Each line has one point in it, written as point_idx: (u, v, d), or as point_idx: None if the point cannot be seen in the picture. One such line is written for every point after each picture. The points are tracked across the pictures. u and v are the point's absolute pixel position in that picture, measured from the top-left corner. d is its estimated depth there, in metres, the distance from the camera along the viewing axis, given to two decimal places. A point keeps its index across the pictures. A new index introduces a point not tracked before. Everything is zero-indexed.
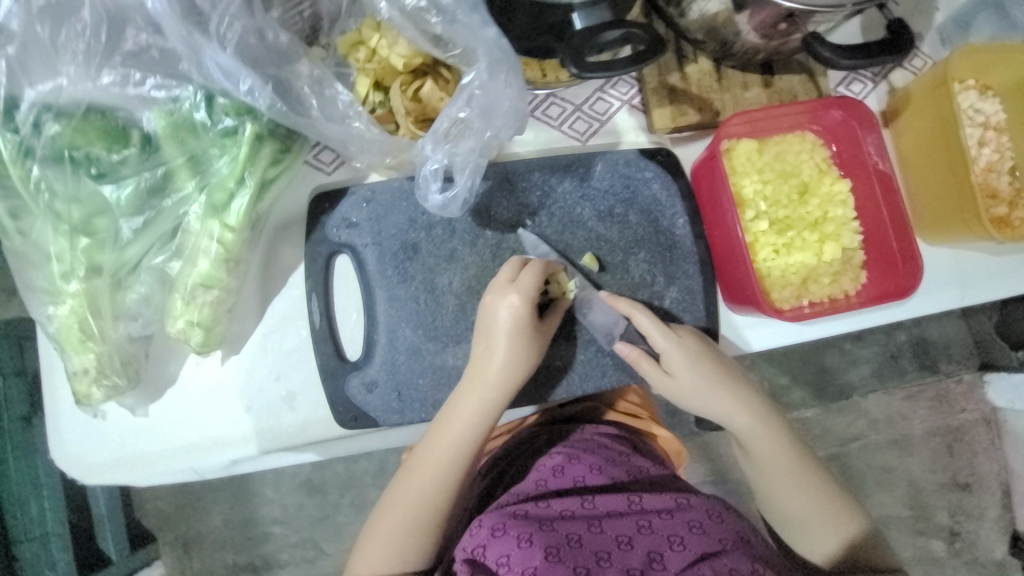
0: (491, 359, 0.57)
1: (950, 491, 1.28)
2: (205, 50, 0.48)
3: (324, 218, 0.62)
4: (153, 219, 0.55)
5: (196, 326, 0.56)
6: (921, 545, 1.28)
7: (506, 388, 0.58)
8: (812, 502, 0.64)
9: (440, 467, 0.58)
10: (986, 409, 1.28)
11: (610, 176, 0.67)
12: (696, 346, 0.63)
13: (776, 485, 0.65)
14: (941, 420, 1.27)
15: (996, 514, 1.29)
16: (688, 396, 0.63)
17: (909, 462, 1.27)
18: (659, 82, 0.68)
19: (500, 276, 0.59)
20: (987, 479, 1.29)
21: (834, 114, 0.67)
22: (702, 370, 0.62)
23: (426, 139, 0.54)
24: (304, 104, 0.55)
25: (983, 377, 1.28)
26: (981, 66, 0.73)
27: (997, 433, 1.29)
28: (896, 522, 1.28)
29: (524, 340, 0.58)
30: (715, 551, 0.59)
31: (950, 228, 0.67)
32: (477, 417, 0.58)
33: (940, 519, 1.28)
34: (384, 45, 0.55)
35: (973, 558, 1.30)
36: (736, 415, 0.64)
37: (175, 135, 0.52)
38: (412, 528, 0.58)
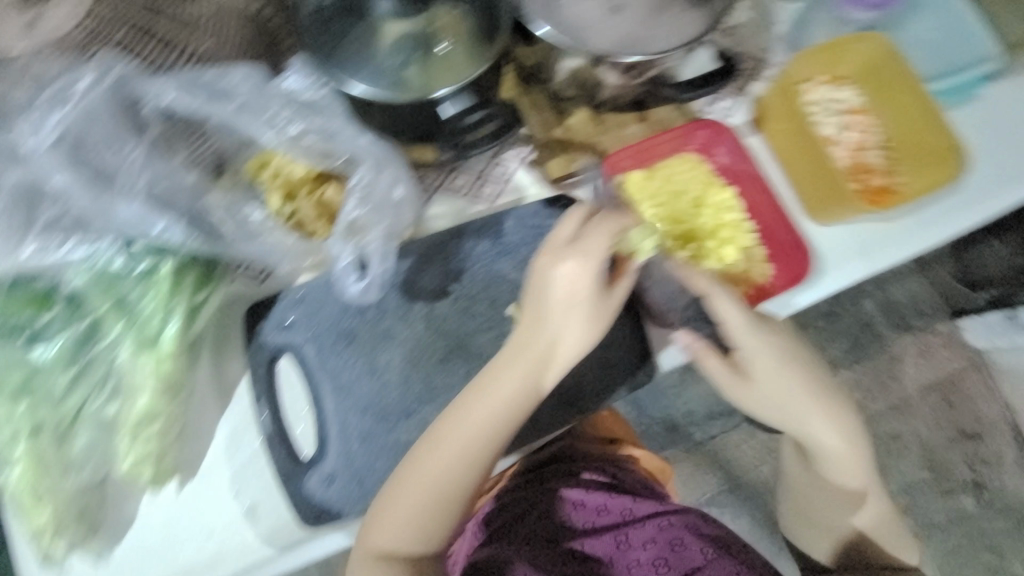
0: (560, 333, 0.57)
1: (961, 444, 1.29)
2: (115, 207, 0.54)
3: (260, 327, 0.65)
4: (85, 369, 0.57)
5: (145, 461, 0.58)
6: (949, 505, 1.28)
7: (533, 367, 0.57)
8: (843, 501, 0.72)
9: (464, 450, 0.57)
10: (970, 355, 1.30)
11: (520, 230, 0.72)
12: (787, 345, 0.66)
13: (812, 480, 0.74)
14: (932, 374, 1.30)
15: (1016, 456, 1.28)
16: (767, 394, 0.66)
17: (913, 423, 1.29)
18: (546, 137, 0.75)
19: (559, 234, 0.57)
20: (996, 423, 1.28)
21: (704, 132, 0.74)
22: (798, 370, 0.66)
23: (334, 242, 0.62)
24: (219, 231, 0.60)
25: (955, 323, 1.30)
26: (827, 61, 0.81)
27: (989, 376, 1.29)
28: (922, 486, 1.29)
29: (591, 313, 0.57)
30: (700, 565, 0.68)
31: (834, 209, 0.74)
32: (505, 399, 0.57)
33: (962, 474, 1.28)
34: (285, 164, 0.62)
35: (1008, 506, 1.28)
36: (801, 421, 0.67)
37: (102, 286, 0.57)
38: (424, 513, 0.57)
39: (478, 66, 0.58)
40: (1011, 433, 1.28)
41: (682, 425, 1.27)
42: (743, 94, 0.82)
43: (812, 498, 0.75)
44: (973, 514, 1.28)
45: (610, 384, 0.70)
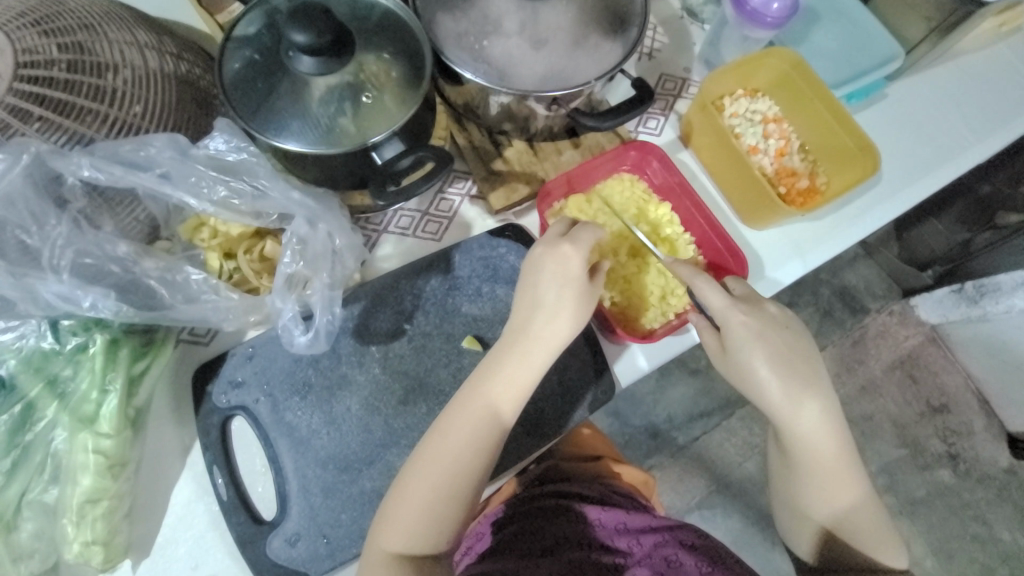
0: (564, 309, 0.60)
1: (932, 418, 1.35)
2: (39, 287, 0.53)
3: (209, 388, 0.64)
4: (20, 460, 0.54)
5: (93, 544, 0.55)
6: (930, 479, 1.32)
7: (542, 346, 0.59)
8: (832, 497, 0.66)
9: (468, 441, 0.57)
10: (926, 330, 1.38)
11: (469, 262, 0.74)
12: (764, 325, 0.63)
13: (804, 479, 0.67)
14: (894, 353, 1.36)
15: (985, 424, 1.35)
16: (746, 376, 0.63)
17: (883, 403, 1.34)
18: (484, 171, 0.77)
19: (553, 232, 0.63)
20: (959, 394, 1.36)
21: (633, 154, 0.78)
22: (776, 351, 0.63)
23: (273, 296, 0.60)
24: (155, 296, 0.59)
25: (909, 302, 1.38)
26: (741, 77, 0.87)
27: (946, 348, 1.38)
28: (901, 464, 1.32)
29: (579, 295, 0.60)
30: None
31: (764, 213, 0.77)
32: (517, 380, 0.58)
33: (936, 447, 1.33)
34: (222, 224, 0.61)
35: (983, 473, 1.33)
36: (789, 407, 0.63)
37: (31, 367, 0.55)
38: (429, 512, 0.55)
39: (408, 109, 0.60)
40: (976, 402, 1.36)
41: (664, 430, 1.28)
42: (668, 113, 0.87)
43: (807, 497, 0.68)
44: (953, 487, 1.32)
45: (571, 407, 0.70)
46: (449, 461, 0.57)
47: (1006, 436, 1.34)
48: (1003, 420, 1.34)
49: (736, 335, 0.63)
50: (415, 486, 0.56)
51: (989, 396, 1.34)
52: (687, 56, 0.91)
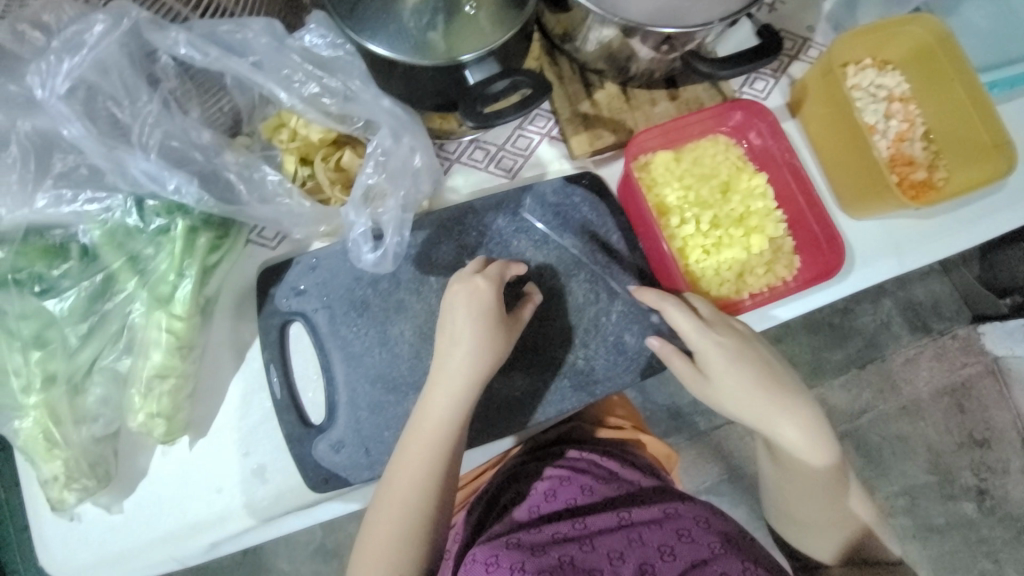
0: (454, 346, 0.59)
1: (970, 450, 1.22)
2: (128, 162, 0.52)
3: (272, 291, 0.65)
4: (98, 324, 0.57)
5: (157, 417, 0.58)
6: (952, 510, 1.20)
7: (479, 371, 0.59)
8: (834, 509, 0.63)
9: (418, 476, 0.56)
10: (987, 360, 1.23)
11: (540, 207, 0.70)
12: (740, 346, 0.62)
13: (801, 494, 0.63)
14: (945, 378, 1.22)
15: (1023, 466, 1.22)
16: (732, 399, 0.62)
17: (922, 427, 1.20)
18: (571, 112, 0.72)
19: (465, 269, 0.62)
20: (1006, 432, 1.22)
21: (737, 115, 0.70)
22: (756, 371, 0.62)
23: (347, 208, 0.57)
24: (234, 190, 0.58)
25: (977, 329, 1.23)
26: (874, 44, 0.77)
27: (1003, 383, 1.23)
28: (924, 491, 1.20)
29: (490, 327, 0.59)
30: (705, 559, 0.60)
31: (869, 203, 0.70)
32: (454, 406, 0.58)
33: (965, 479, 1.21)
34: (301, 126, 0.60)
35: (1008, 512, 1.21)
36: (779, 425, 0.61)
37: (113, 241, 0.56)
38: (400, 552, 0.55)
39: (506, 32, 0.55)
40: (1020, 442, 1.22)
41: (686, 414, 1.22)
42: (781, 75, 0.78)
43: (804, 511, 0.64)
44: (973, 521, 1.21)
45: (621, 370, 0.68)
46: (406, 494, 0.56)
47: None
48: None
49: (715, 359, 0.62)
50: (380, 529, 0.56)
51: None
52: (815, 13, 0.80)
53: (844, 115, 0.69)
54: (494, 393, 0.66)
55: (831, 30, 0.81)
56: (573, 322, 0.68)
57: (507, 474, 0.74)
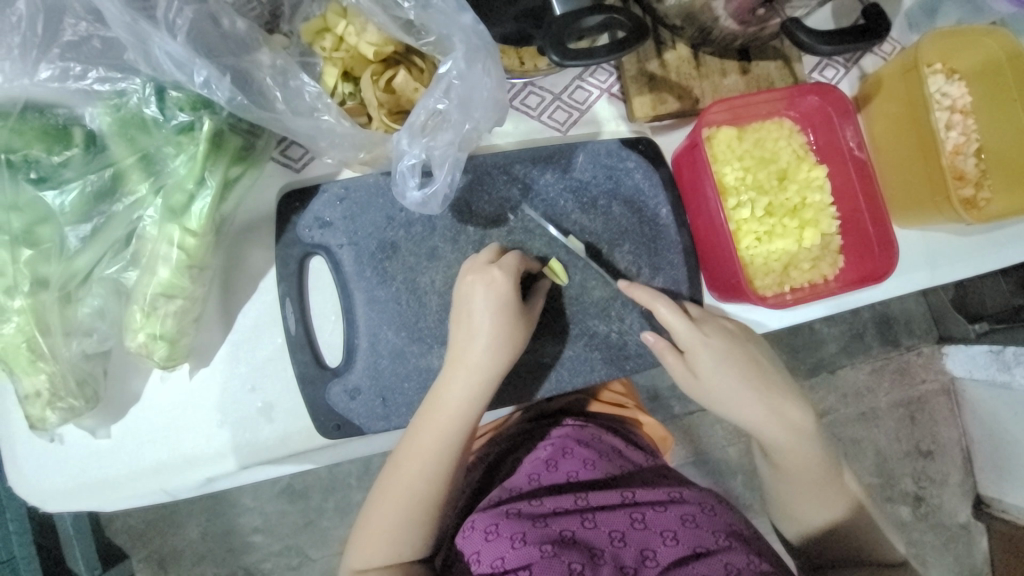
0: (472, 346, 0.55)
1: (915, 460, 1.25)
2: (154, 40, 0.44)
3: (295, 218, 0.59)
4: (103, 227, 0.51)
5: (159, 339, 0.53)
6: (889, 512, 1.25)
7: (491, 373, 0.56)
8: (821, 497, 0.63)
9: (418, 479, 0.55)
10: (945, 379, 1.25)
11: (593, 167, 0.66)
12: (728, 343, 0.61)
13: (786, 482, 0.63)
14: (905, 391, 1.23)
15: (959, 480, 1.27)
16: (719, 398, 0.62)
17: (876, 433, 1.23)
18: (638, 70, 0.66)
19: (478, 258, 0.58)
20: (949, 446, 1.26)
21: (811, 100, 0.66)
22: (742, 369, 0.61)
23: (401, 133, 0.51)
24: (268, 96, 0.50)
25: (941, 349, 1.24)
26: (948, 50, 0.73)
27: (956, 403, 1.26)
28: (867, 491, 1.24)
29: (506, 320, 0.56)
30: (710, 549, 0.58)
31: (922, 211, 0.69)
32: (462, 410, 0.55)
33: (906, 485, 1.25)
34: (352, 33, 0.52)
35: (939, 521, 1.26)
36: (761, 420, 0.62)
37: (124, 132, 0.48)
38: (396, 549, 0.55)
39: None
40: (960, 458, 1.27)
41: (664, 396, 1.12)
42: (852, 66, 0.74)
43: (789, 498, 0.64)
44: (907, 525, 1.26)
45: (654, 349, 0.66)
46: (410, 484, 0.55)
47: (974, 496, 1.28)
48: (978, 481, 1.26)
49: (702, 357, 0.60)
50: (377, 527, 0.55)
51: (976, 457, 1.25)
52: (891, 8, 0.77)
53: (918, 117, 0.66)
54: (523, 356, 0.64)
55: (906, 28, 0.78)
56: (610, 294, 0.65)
57: (510, 442, 0.72)
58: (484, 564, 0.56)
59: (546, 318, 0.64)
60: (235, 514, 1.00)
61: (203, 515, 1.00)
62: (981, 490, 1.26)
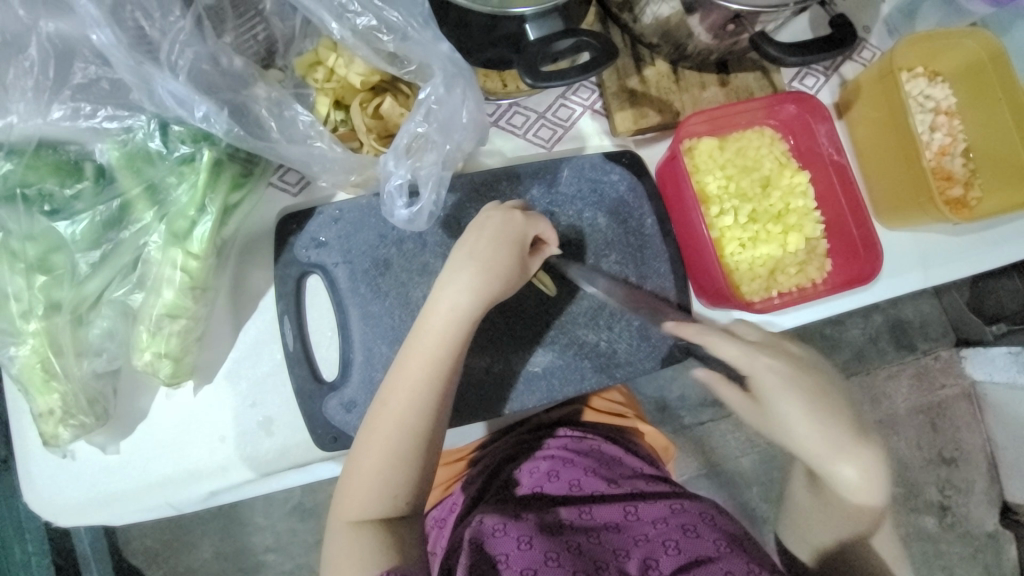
0: (463, 268, 0.54)
1: (937, 467, 1.22)
2: (156, 80, 0.48)
3: (292, 239, 0.62)
4: (111, 253, 0.54)
5: (164, 357, 0.55)
6: (912, 522, 1.21)
7: (483, 300, 0.54)
8: (845, 532, 0.60)
9: (406, 410, 0.52)
10: (964, 384, 1.22)
11: (577, 181, 0.68)
12: (796, 369, 0.56)
13: (823, 513, 0.61)
14: (923, 397, 1.21)
15: (985, 487, 1.23)
16: (775, 424, 0.57)
17: (894, 440, 1.20)
18: (619, 86, 0.68)
19: (473, 235, 0.55)
20: (973, 453, 1.22)
21: (789, 108, 0.68)
22: (811, 400, 0.55)
23: (387, 156, 0.54)
24: (263, 126, 0.54)
25: (959, 353, 1.21)
26: (930, 53, 0.74)
27: (978, 408, 1.22)
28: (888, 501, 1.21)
29: (501, 251, 0.54)
30: (711, 556, 0.57)
31: (908, 213, 0.69)
32: (450, 337, 0.53)
33: (929, 495, 1.22)
34: (341, 65, 0.56)
35: (967, 530, 1.22)
36: (821, 458, 0.56)
37: (130, 165, 0.52)
38: (386, 490, 0.52)
39: None
40: (985, 464, 1.23)
41: (672, 407, 1.11)
42: (832, 73, 0.76)
43: (817, 527, 0.62)
44: (933, 535, 1.21)
45: (642, 356, 0.67)
46: (398, 416, 0.52)
47: (1002, 504, 1.23)
48: (1006, 488, 1.22)
49: (768, 382, 0.55)
50: (364, 466, 0.52)
51: (1002, 463, 1.21)
52: (872, 14, 0.77)
53: (897, 120, 0.67)
54: (514, 366, 0.65)
55: (886, 34, 0.77)
56: (599, 303, 0.66)
57: (507, 452, 0.72)
58: (489, 562, 0.56)
59: (537, 328, 0.66)
60: (248, 533, 1.02)
61: (217, 534, 1.01)
62: (1009, 498, 1.22)
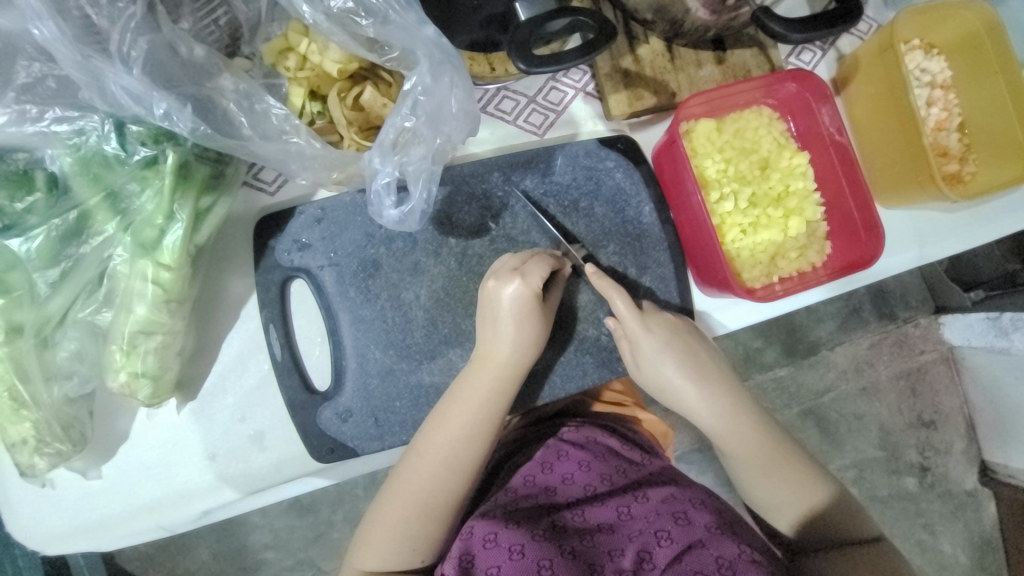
0: (496, 345, 0.55)
1: (918, 431, 1.25)
2: (108, 76, 0.43)
3: (272, 242, 0.58)
4: (72, 270, 0.51)
5: (142, 378, 0.52)
6: (895, 484, 1.25)
7: (518, 371, 0.56)
8: (775, 482, 0.61)
9: (443, 472, 0.54)
10: (943, 349, 1.24)
11: (572, 169, 0.64)
12: (671, 332, 0.61)
13: (743, 471, 0.62)
14: (905, 364, 1.23)
15: (963, 447, 1.27)
16: (661, 385, 0.62)
17: (878, 407, 1.23)
18: (613, 67, 0.64)
19: (503, 263, 0.57)
20: (952, 415, 1.26)
21: (788, 87, 0.65)
22: (683, 356, 0.61)
23: (372, 152, 0.50)
24: (233, 122, 0.49)
25: (938, 319, 1.23)
26: (927, 24, 0.71)
27: (957, 372, 1.25)
28: (873, 466, 1.24)
29: (533, 319, 0.56)
30: (701, 542, 0.55)
31: (906, 191, 0.68)
32: (487, 407, 0.55)
33: (911, 457, 1.25)
34: (315, 51, 0.51)
35: (946, 489, 1.27)
36: (702, 407, 0.61)
37: (87, 172, 0.48)
38: (408, 548, 0.54)
39: None
40: (964, 425, 1.26)
41: None
42: (828, 48, 0.73)
43: (749, 487, 0.62)
44: (914, 495, 1.26)
45: None
46: (432, 478, 0.54)
47: (979, 462, 1.27)
48: (983, 448, 1.26)
49: (645, 347, 0.60)
50: (392, 520, 0.54)
51: (979, 423, 1.25)
52: None
53: (897, 96, 0.65)
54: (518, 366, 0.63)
55: (881, 5, 0.75)
56: (598, 296, 0.64)
57: (505, 450, 0.69)
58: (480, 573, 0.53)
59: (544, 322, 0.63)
60: (244, 533, 0.99)
61: (213, 536, 0.99)
62: (985, 456, 1.26)
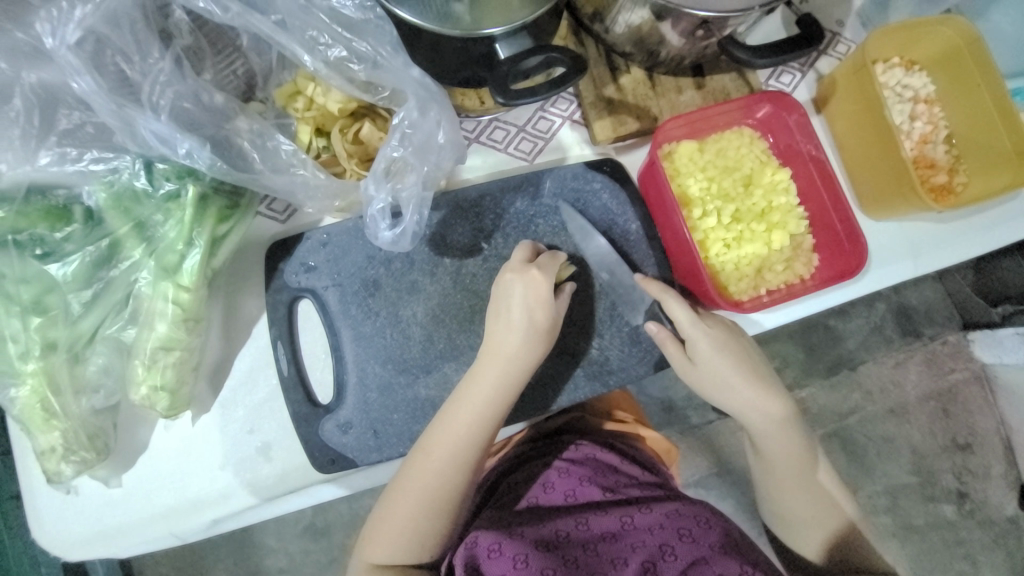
0: (505, 341, 0.58)
1: (952, 453, 1.19)
2: (138, 121, 0.49)
3: (282, 266, 0.63)
4: (102, 292, 0.56)
5: (161, 391, 0.57)
6: (930, 511, 1.19)
7: (524, 367, 0.58)
8: (803, 494, 0.63)
9: (450, 467, 0.56)
10: (975, 367, 1.20)
11: (560, 192, 0.68)
12: (726, 334, 0.62)
13: (772, 479, 0.64)
14: (933, 382, 1.19)
15: (1003, 471, 1.20)
16: (712, 385, 0.62)
17: (907, 429, 1.18)
18: (596, 96, 0.69)
19: (514, 259, 0.61)
20: (987, 437, 1.20)
21: (764, 108, 0.69)
22: (740, 359, 0.62)
23: (368, 181, 0.55)
24: (246, 158, 0.55)
25: (966, 336, 1.20)
26: (904, 43, 0.73)
27: (989, 390, 1.20)
28: (905, 492, 1.19)
29: (543, 315, 0.59)
30: (704, 559, 0.56)
31: (891, 203, 0.69)
32: (495, 402, 0.58)
33: (947, 482, 1.19)
34: (320, 94, 0.57)
35: (987, 516, 1.20)
36: (753, 409, 0.62)
37: (118, 206, 0.55)
38: (414, 543, 0.56)
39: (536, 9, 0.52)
40: (1002, 448, 1.20)
41: (679, 407, 1.10)
42: (808, 70, 0.76)
43: (775, 495, 0.64)
44: (952, 523, 1.19)
45: (635, 362, 0.67)
46: (439, 473, 0.56)
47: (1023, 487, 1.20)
48: None
49: (700, 346, 0.61)
50: (399, 514, 0.56)
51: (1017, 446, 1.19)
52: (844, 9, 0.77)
53: (874, 113, 0.68)
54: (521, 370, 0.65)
55: (859, 28, 0.77)
56: (589, 312, 0.67)
57: (505, 465, 0.71)
58: None
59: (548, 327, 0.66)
60: (260, 555, 1.02)
61: (231, 557, 1.01)
62: None
